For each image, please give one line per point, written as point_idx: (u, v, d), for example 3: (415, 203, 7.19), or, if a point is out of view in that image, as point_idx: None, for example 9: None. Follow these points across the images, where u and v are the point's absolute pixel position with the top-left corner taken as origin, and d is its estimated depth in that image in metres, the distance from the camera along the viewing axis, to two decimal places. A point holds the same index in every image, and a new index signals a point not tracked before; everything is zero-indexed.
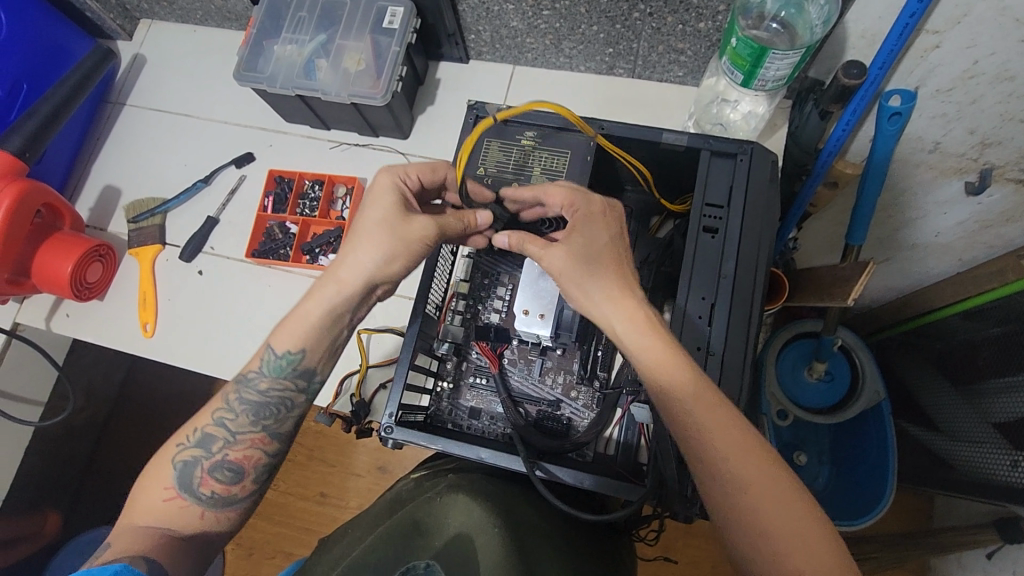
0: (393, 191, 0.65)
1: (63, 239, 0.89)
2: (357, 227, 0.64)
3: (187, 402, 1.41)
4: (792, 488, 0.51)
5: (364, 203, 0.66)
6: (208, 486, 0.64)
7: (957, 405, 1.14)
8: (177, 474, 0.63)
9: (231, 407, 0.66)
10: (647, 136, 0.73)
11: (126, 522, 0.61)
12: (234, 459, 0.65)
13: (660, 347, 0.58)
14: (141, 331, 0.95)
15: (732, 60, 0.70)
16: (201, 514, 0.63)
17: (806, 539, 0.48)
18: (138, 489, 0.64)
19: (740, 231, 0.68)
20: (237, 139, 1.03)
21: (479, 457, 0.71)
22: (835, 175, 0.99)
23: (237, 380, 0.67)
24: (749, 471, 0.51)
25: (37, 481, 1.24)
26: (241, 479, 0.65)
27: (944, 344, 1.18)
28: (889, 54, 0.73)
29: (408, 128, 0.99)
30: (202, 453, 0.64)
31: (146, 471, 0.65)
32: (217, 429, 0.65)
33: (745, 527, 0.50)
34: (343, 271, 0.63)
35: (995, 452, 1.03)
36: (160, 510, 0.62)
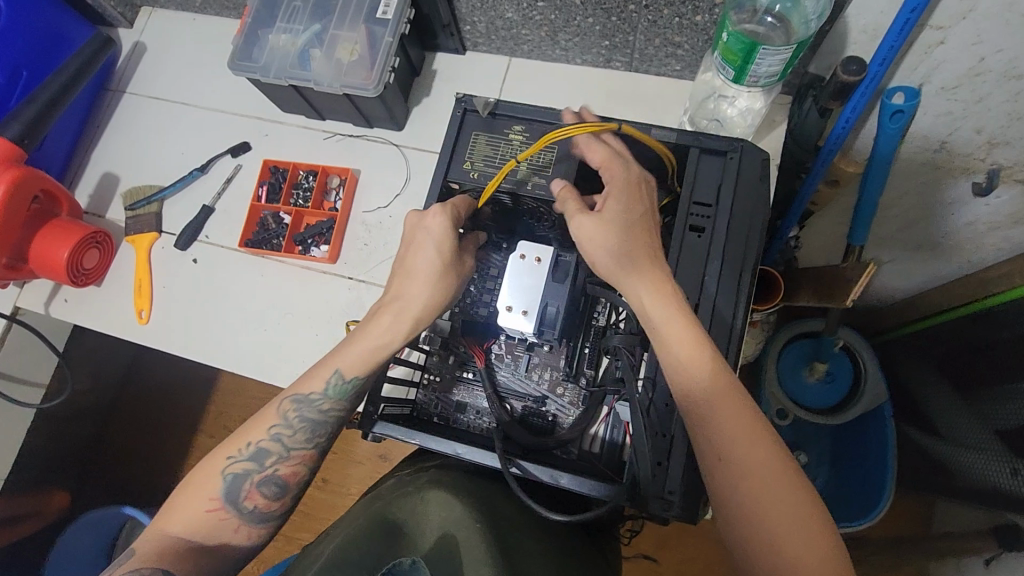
0: (444, 223, 0.70)
1: (60, 224, 0.91)
2: (427, 269, 0.70)
3: (189, 387, 1.43)
4: (794, 477, 0.54)
5: (432, 241, 0.70)
6: (253, 500, 0.68)
7: (958, 412, 1.11)
8: (226, 486, 0.67)
9: (289, 422, 0.69)
10: (636, 132, 0.72)
11: (160, 530, 0.65)
12: (283, 475, 0.69)
13: (689, 328, 0.59)
14: (136, 318, 0.96)
15: (724, 56, 0.68)
16: (236, 527, 0.68)
17: (802, 524, 0.52)
18: (177, 495, 0.67)
19: (728, 231, 0.66)
20: (234, 128, 1.03)
21: (456, 452, 0.70)
22: (839, 175, 0.96)
23: (296, 397, 0.70)
24: (753, 458, 0.55)
25: (44, 459, 1.27)
26: (284, 495, 0.69)
27: (946, 348, 1.15)
28: (890, 50, 0.71)
29: (403, 119, 0.99)
30: (254, 466, 0.68)
31: (189, 475, 0.69)
32: (272, 445, 0.69)
33: (743, 513, 0.54)
34: (414, 310, 0.70)
35: (996, 460, 1.00)
36: (199, 521, 0.66)
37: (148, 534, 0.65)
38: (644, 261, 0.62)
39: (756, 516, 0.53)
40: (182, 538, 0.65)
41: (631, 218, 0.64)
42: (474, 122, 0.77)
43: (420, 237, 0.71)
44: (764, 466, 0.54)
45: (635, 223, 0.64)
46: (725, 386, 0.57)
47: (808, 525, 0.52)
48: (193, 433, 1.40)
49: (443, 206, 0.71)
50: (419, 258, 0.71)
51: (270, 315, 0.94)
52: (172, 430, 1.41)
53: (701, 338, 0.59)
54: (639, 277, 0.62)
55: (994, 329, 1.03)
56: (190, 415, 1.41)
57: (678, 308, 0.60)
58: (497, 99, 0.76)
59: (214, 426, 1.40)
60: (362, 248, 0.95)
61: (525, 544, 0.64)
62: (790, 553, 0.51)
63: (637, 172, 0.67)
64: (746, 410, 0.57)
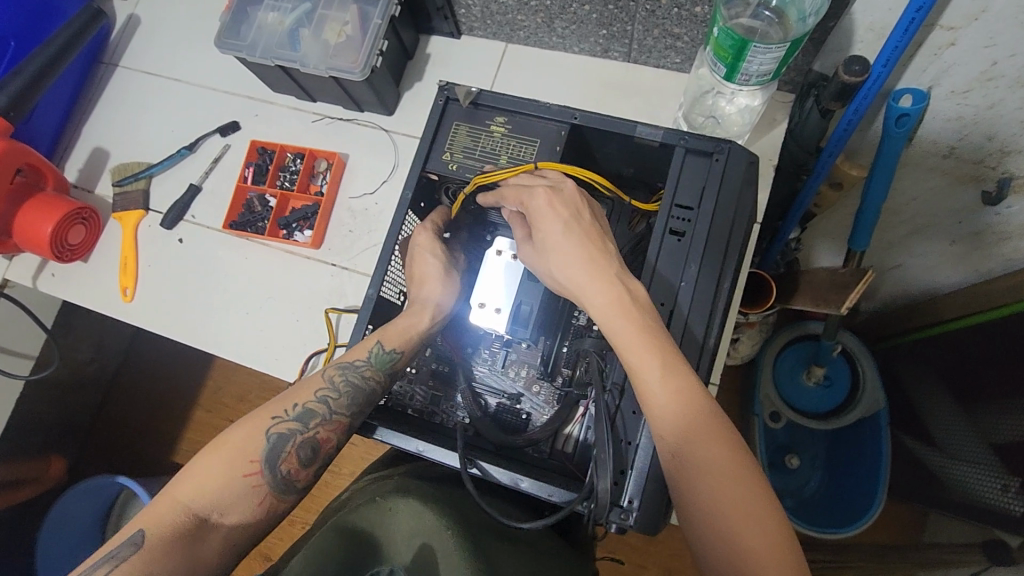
0: (429, 238, 0.73)
1: (43, 199, 0.92)
2: (419, 270, 0.73)
3: (184, 361, 1.44)
4: (752, 482, 0.53)
5: (420, 248, 0.73)
6: (288, 464, 0.63)
7: (956, 422, 1.07)
8: (267, 446, 0.63)
9: (334, 386, 0.67)
10: (621, 128, 0.70)
11: (179, 501, 0.58)
12: (319, 439, 0.65)
13: (634, 327, 0.58)
14: (121, 295, 0.97)
15: (715, 52, 0.65)
16: (261, 498, 0.62)
17: (755, 514, 0.52)
18: (202, 459, 0.61)
19: (708, 236, 0.64)
20: (225, 107, 1.02)
21: (416, 449, 0.69)
22: (843, 178, 0.93)
23: (340, 362, 0.69)
24: (709, 450, 0.54)
25: (47, 425, 1.29)
26: (315, 464, 0.65)
27: (945, 360, 1.11)
28: (894, 50, 0.68)
29: (393, 104, 0.96)
30: (298, 428, 0.65)
31: (218, 438, 0.63)
32: (318, 406, 0.66)
33: (696, 500, 0.53)
34: (427, 295, 0.72)
35: (990, 475, 0.96)
36: (232, 485, 0.60)
37: (162, 507, 0.58)
38: (596, 266, 0.61)
39: (710, 503, 0.53)
40: (200, 514, 0.58)
41: (576, 232, 0.63)
42: (456, 112, 0.74)
43: (413, 256, 0.73)
44: (721, 459, 0.53)
45: (565, 240, 0.63)
46: (681, 382, 0.56)
47: (764, 517, 0.52)
48: (188, 408, 1.41)
49: (423, 224, 0.74)
50: (426, 267, 0.73)
51: (253, 299, 0.93)
52: (165, 404, 1.42)
53: (653, 332, 0.58)
54: (583, 296, 0.61)
55: (995, 342, 1.00)
56: (183, 390, 1.42)
57: (621, 313, 0.59)
58: (480, 89, 0.73)
59: (209, 401, 1.41)
60: (346, 235, 0.93)
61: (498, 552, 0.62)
62: (744, 541, 0.51)
63: (547, 189, 0.65)
64: (705, 407, 0.56)
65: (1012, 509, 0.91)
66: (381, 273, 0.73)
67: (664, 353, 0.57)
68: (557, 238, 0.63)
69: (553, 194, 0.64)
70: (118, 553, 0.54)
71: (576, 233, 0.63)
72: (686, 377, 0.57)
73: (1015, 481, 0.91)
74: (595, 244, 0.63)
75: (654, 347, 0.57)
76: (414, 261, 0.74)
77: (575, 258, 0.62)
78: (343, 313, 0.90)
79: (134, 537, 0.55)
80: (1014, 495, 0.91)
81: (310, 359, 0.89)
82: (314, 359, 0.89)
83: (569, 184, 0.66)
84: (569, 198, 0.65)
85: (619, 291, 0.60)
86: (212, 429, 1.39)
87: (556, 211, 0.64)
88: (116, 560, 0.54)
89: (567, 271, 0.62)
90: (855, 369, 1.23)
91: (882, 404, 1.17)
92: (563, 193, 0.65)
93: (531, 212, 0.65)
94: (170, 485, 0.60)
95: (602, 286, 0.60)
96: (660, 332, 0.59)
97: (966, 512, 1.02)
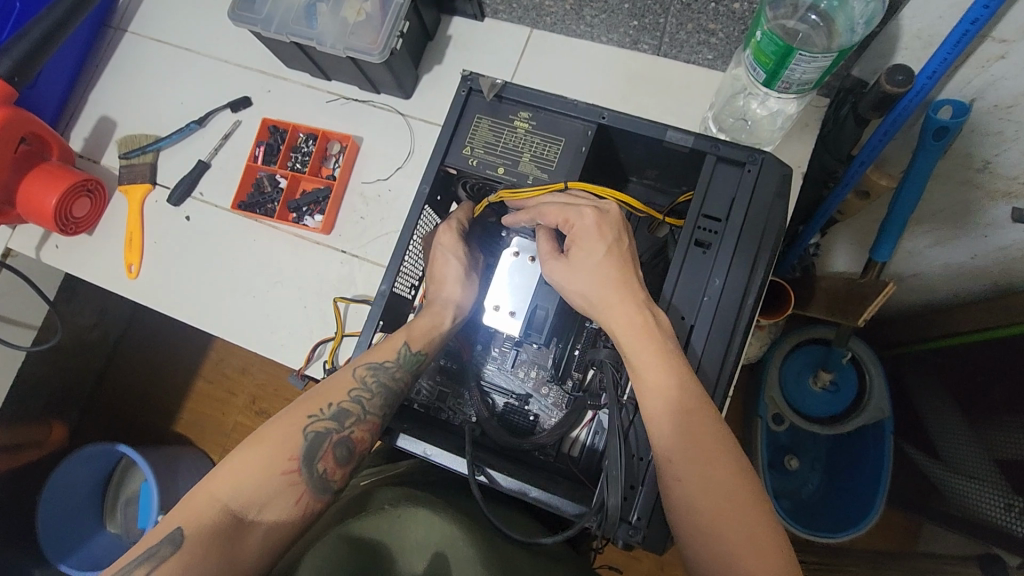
0: (453, 238, 0.73)
1: (48, 169, 0.90)
2: (433, 271, 0.73)
3: (186, 333, 1.42)
4: (750, 495, 0.53)
5: (441, 250, 0.72)
6: (325, 462, 0.62)
7: (957, 436, 1.03)
8: (305, 444, 0.62)
9: (368, 386, 0.66)
10: (650, 132, 0.67)
11: (216, 497, 0.58)
12: (355, 438, 0.64)
13: (650, 353, 0.57)
14: (126, 272, 0.95)
15: (755, 56, 0.62)
16: (298, 497, 0.60)
17: (755, 532, 0.51)
18: (239, 455, 0.60)
19: (736, 250, 0.62)
20: (237, 80, 0.99)
21: (424, 453, 0.68)
22: (870, 187, 0.83)
23: (369, 361, 0.68)
24: (711, 468, 0.53)
25: (49, 390, 1.28)
26: (350, 463, 0.64)
27: (953, 370, 1.05)
28: (942, 62, 0.64)
29: (411, 87, 0.93)
30: (334, 426, 0.64)
31: (257, 434, 0.62)
32: (352, 406, 0.65)
33: (693, 519, 0.53)
34: (445, 293, 0.72)
35: (993, 493, 0.92)
36: (273, 482, 0.60)
37: (200, 503, 0.57)
38: (615, 290, 0.61)
39: (706, 522, 0.52)
40: (236, 512, 0.57)
41: (597, 255, 0.62)
42: (478, 104, 0.72)
43: (435, 258, 0.73)
44: (724, 475, 0.53)
45: (600, 263, 0.62)
46: (691, 403, 0.55)
47: (762, 540, 0.51)
48: (189, 380, 1.40)
49: (448, 223, 0.74)
50: (446, 270, 0.72)
51: (260, 282, 0.92)
52: (165, 376, 1.41)
53: (668, 356, 0.57)
54: (610, 317, 0.60)
55: (1003, 361, 0.94)
56: (184, 364, 1.41)
57: (643, 339, 0.58)
58: (505, 82, 0.71)
59: (211, 373, 1.40)
60: (357, 222, 0.91)
61: (516, 555, 0.64)
62: (744, 564, 0.50)
63: (594, 210, 0.63)
64: (710, 425, 0.55)
65: (1018, 531, 0.87)
66: (393, 267, 0.71)
67: (680, 374, 0.56)
68: (595, 260, 0.62)
69: (600, 217, 0.63)
70: (158, 551, 0.54)
71: (615, 259, 0.62)
72: (697, 397, 0.56)
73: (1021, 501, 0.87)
74: (619, 270, 0.62)
75: (672, 366, 0.57)
76: (435, 262, 0.73)
77: (592, 280, 0.62)
78: (351, 303, 0.88)
79: (173, 535, 0.55)
80: (1019, 515, 0.87)
81: (316, 347, 0.87)
82: (321, 347, 0.88)
83: (612, 208, 0.64)
84: (613, 222, 0.63)
85: (646, 316, 0.59)
86: (213, 402, 1.39)
87: (598, 232, 0.63)
88: (158, 558, 0.54)
89: (598, 288, 0.61)
90: (863, 377, 1.17)
91: (887, 414, 1.11)
92: (608, 217, 0.63)
93: (575, 231, 0.63)
94: (206, 480, 0.59)
95: (616, 310, 0.60)
96: (685, 368, 0.57)
97: (963, 526, 0.99)
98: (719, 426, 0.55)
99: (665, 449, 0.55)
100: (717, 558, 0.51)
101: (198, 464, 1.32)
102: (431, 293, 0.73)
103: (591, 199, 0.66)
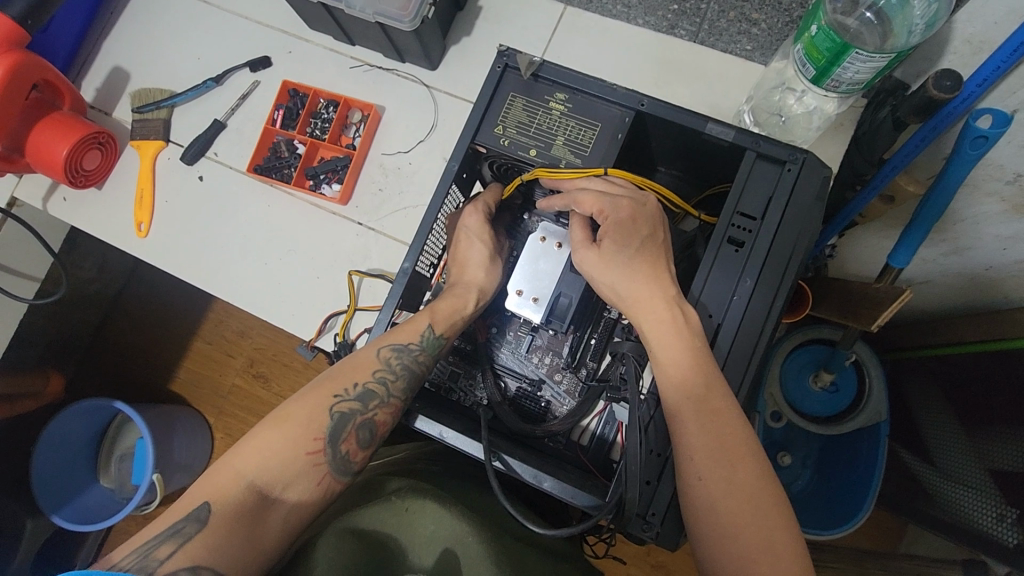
0: (480, 221, 0.72)
1: (59, 118, 0.87)
2: (457, 254, 0.73)
3: (187, 294, 1.40)
4: (773, 499, 0.53)
5: (462, 236, 0.72)
6: (348, 445, 0.63)
7: (956, 443, 0.97)
8: (330, 425, 0.62)
9: (391, 368, 0.66)
10: (690, 123, 0.66)
11: (241, 475, 0.58)
12: (377, 421, 0.64)
13: (682, 350, 0.57)
14: (136, 231, 0.93)
15: (807, 51, 0.62)
16: (320, 479, 0.61)
17: (774, 536, 0.51)
18: (264, 432, 0.61)
19: (769, 250, 0.61)
20: (257, 38, 0.95)
21: (440, 435, 0.67)
22: (896, 192, 0.82)
23: (393, 343, 0.67)
24: (738, 472, 0.54)
25: (47, 343, 1.26)
26: (372, 446, 0.65)
27: (949, 379, 1.02)
28: (995, 70, 0.60)
29: (438, 58, 0.90)
30: (358, 408, 0.64)
31: (282, 412, 0.63)
32: (376, 387, 0.65)
33: (714, 523, 0.53)
34: (469, 276, 0.72)
35: (983, 501, 0.89)
36: (297, 462, 0.60)
37: (225, 481, 0.58)
38: (650, 288, 0.61)
39: (727, 525, 0.52)
40: (261, 490, 0.58)
41: (631, 251, 0.62)
42: (513, 82, 0.70)
43: (460, 238, 0.72)
44: (750, 481, 0.53)
45: (632, 258, 0.62)
46: (717, 402, 0.55)
47: (778, 544, 0.51)
48: (188, 341, 1.38)
49: (475, 204, 0.72)
50: (469, 253, 0.72)
51: (272, 250, 0.90)
52: (164, 335, 1.39)
53: (699, 355, 0.57)
54: (640, 313, 0.60)
55: (1005, 372, 0.90)
56: (185, 324, 1.39)
57: (676, 337, 0.58)
58: (543, 60, 0.68)
59: (210, 334, 1.38)
60: (375, 194, 0.89)
61: (528, 555, 0.65)
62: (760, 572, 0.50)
63: (630, 201, 0.63)
64: (738, 428, 0.55)
65: (1004, 539, 0.85)
66: (417, 247, 0.69)
67: (708, 376, 0.56)
68: (626, 255, 0.62)
69: (634, 208, 0.63)
70: (183, 529, 0.55)
71: (648, 253, 0.62)
72: (724, 397, 0.56)
73: (1012, 512, 0.84)
74: (652, 266, 0.62)
75: (702, 368, 0.57)
76: (459, 245, 0.73)
77: (628, 277, 0.62)
78: (366, 277, 0.86)
79: (198, 512, 0.56)
80: (1010, 526, 0.84)
81: (329, 319, 0.86)
82: (334, 320, 0.86)
83: (650, 200, 0.64)
84: (650, 215, 0.63)
85: (675, 313, 0.59)
86: (212, 364, 1.37)
87: (635, 226, 0.63)
88: (183, 536, 0.54)
89: (629, 282, 0.61)
90: (863, 378, 1.12)
91: (884, 417, 1.06)
92: (645, 208, 0.63)
93: (608, 223, 0.63)
94: (232, 457, 0.60)
95: (648, 308, 0.60)
96: (714, 370, 0.57)
97: (954, 535, 0.95)
98: (745, 430, 0.55)
99: (692, 444, 0.55)
100: (734, 559, 0.51)
101: (193, 424, 1.31)
102: (456, 278, 0.72)
103: (629, 189, 0.64)
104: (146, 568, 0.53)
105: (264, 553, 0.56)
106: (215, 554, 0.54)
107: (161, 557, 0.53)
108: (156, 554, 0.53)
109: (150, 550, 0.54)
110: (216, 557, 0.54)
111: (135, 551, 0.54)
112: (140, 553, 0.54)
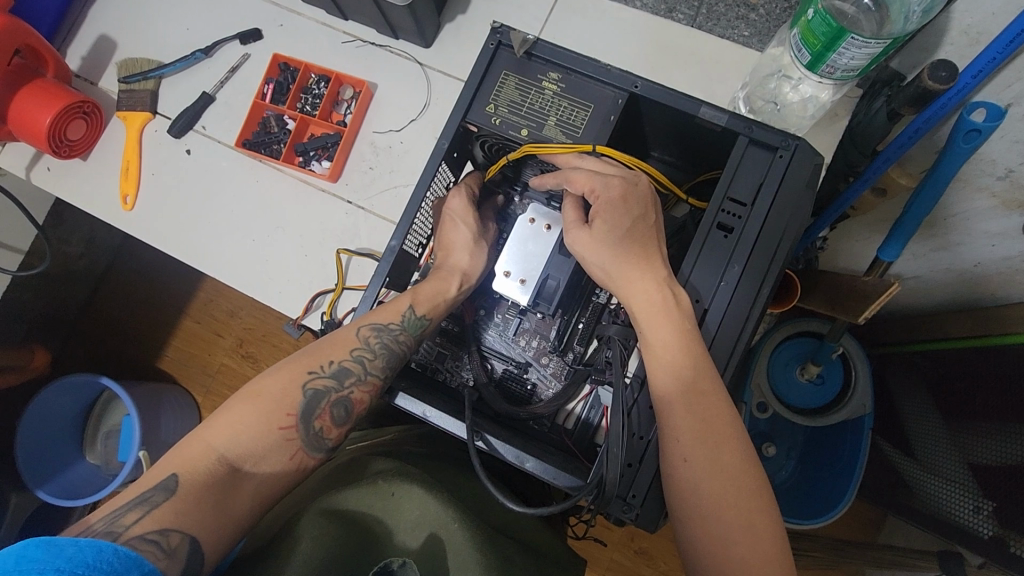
0: (462, 204, 0.72)
1: (43, 85, 0.85)
2: (442, 239, 0.73)
3: (173, 271, 1.39)
4: (756, 484, 0.54)
5: (445, 220, 0.73)
6: (321, 421, 0.63)
7: (936, 437, 0.98)
8: (303, 402, 0.63)
9: (370, 347, 0.66)
10: (682, 106, 0.65)
11: (213, 448, 0.58)
12: (353, 399, 0.65)
13: (672, 333, 0.57)
14: (121, 203, 0.91)
15: (803, 36, 0.62)
16: (293, 453, 0.61)
17: (751, 522, 0.53)
18: (235, 407, 0.61)
19: (758, 236, 0.61)
20: (249, 11, 0.94)
21: (423, 414, 0.67)
22: (888, 184, 0.78)
23: (375, 324, 0.67)
24: (723, 453, 0.54)
25: (31, 316, 1.25)
26: (348, 423, 0.65)
27: (934, 375, 1.02)
28: (990, 62, 0.58)
29: (432, 36, 0.88)
30: (333, 385, 0.64)
31: (254, 385, 0.63)
32: (353, 366, 0.65)
33: (696, 502, 0.54)
34: (454, 258, 0.72)
35: (960, 494, 0.90)
36: (270, 438, 0.60)
37: (196, 452, 0.58)
38: (637, 268, 0.61)
39: (709, 508, 0.53)
40: (233, 462, 0.58)
41: (624, 233, 0.62)
42: (506, 59, 0.69)
43: (445, 223, 0.73)
44: (733, 464, 0.54)
45: (623, 240, 0.62)
46: (705, 385, 0.56)
47: (758, 526, 0.53)
48: (174, 317, 1.37)
49: (459, 188, 0.73)
50: (454, 235, 0.72)
51: (259, 226, 0.89)
52: (152, 311, 1.38)
53: (689, 338, 0.57)
54: (631, 294, 0.60)
55: (992, 368, 0.90)
56: (173, 302, 1.38)
57: (666, 316, 0.58)
58: (536, 38, 0.68)
59: (198, 312, 1.37)
60: (366, 172, 0.88)
61: (510, 551, 0.64)
62: (739, 554, 0.52)
63: (622, 180, 0.63)
64: (722, 412, 0.56)
65: (979, 530, 0.86)
66: (404, 227, 0.69)
67: (696, 356, 0.56)
68: (618, 234, 0.62)
69: (627, 187, 0.62)
70: (151, 497, 0.54)
71: (638, 233, 0.62)
72: (711, 380, 0.56)
73: (989, 504, 0.85)
74: (645, 248, 0.62)
75: (695, 351, 0.57)
76: (444, 227, 0.73)
77: (621, 258, 0.61)
78: (354, 256, 0.85)
79: (166, 483, 0.55)
80: (986, 517, 0.85)
81: (316, 298, 0.85)
82: (320, 299, 0.86)
83: (641, 180, 0.63)
84: (641, 195, 0.63)
85: (666, 294, 0.59)
86: (198, 340, 1.36)
87: (626, 206, 0.62)
88: (151, 504, 0.54)
89: (620, 263, 0.61)
90: (848, 371, 1.12)
91: (868, 410, 1.06)
92: (636, 188, 0.63)
93: (599, 203, 0.63)
94: (203, 431, 0.60)
95: (640, 287, 0.60)
96: (702, 353, 0.57)
97: (931, 526, 0.96)
98: (729, 413, 0.56)
99: (677, 426, 0.55)
100: (716, 539, 0.53)
101: (176, 401, 1.30)
102: (440, 264, 0.73)
103: (619, 169, 0.64)
104: (113, 534, 0.52)
105: (230, 527, 0.56)
106: (182, 518, 0.54)
107: (128, 523, 0.53)
108: (123, 520, 0.53)
109: (116, 517, 0.53)
110: (186, 520, 0.54)
111: (104, 518, 0.53)
112: (109, 518, 0.53)
